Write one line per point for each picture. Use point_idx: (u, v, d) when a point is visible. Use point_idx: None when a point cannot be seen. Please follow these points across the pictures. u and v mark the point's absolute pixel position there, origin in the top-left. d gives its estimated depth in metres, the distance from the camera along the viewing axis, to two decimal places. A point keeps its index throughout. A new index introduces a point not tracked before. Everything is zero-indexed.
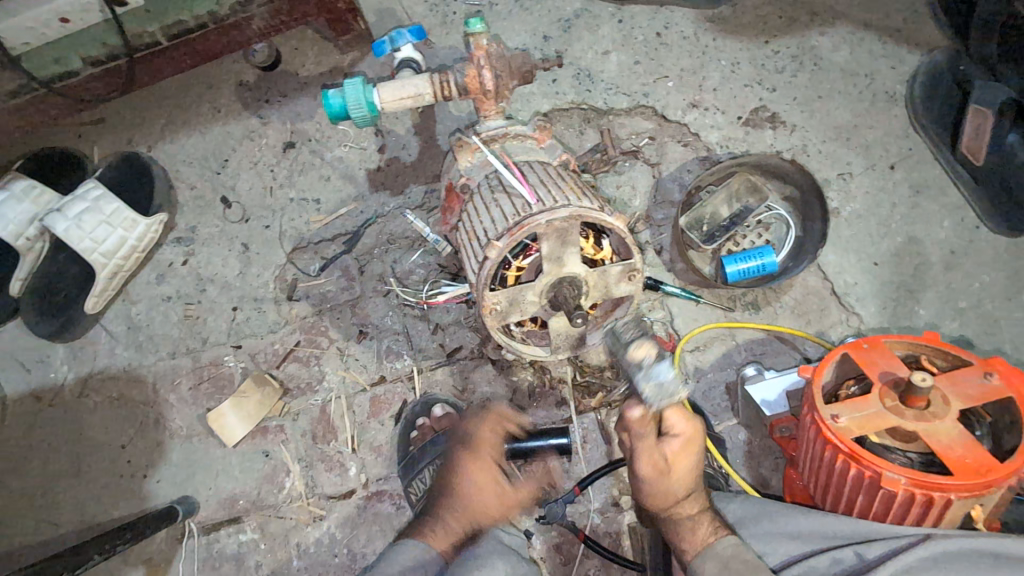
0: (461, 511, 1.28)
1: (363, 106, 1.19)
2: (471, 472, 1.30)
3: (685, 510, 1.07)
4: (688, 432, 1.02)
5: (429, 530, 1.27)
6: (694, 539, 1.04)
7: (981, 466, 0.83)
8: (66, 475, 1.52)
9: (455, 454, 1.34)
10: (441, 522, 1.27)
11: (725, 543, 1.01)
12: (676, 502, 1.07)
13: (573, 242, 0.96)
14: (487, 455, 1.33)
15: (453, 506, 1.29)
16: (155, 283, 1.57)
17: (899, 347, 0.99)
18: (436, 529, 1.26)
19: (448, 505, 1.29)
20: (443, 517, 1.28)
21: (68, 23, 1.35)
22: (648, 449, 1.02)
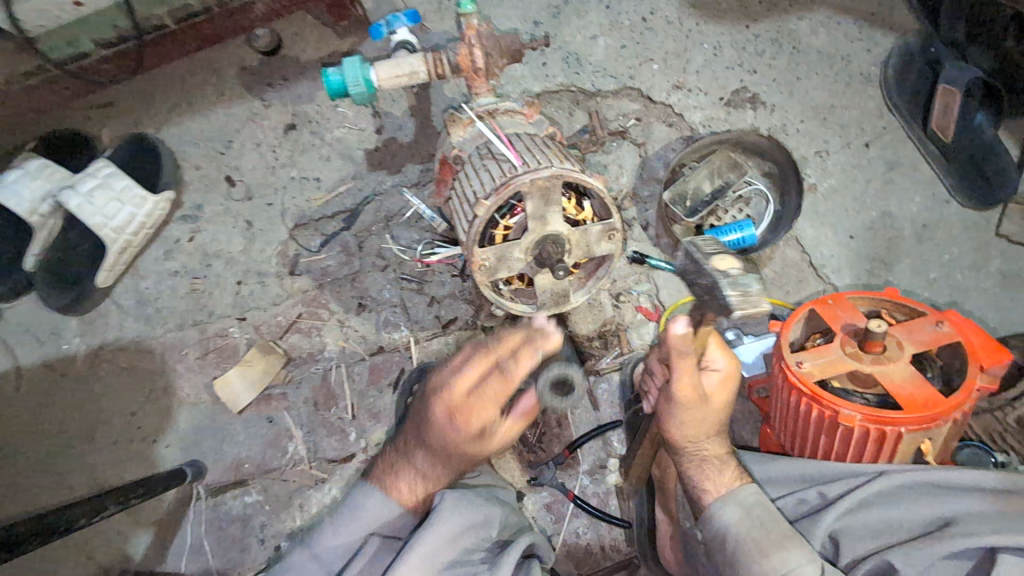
0: (434, 464, 1.04)
1: (360, 83, 1.26)
2: (432, 435, 1.01)
3: (711, 450, 1.05)
4: (728, 369, 1.06)
5: (388, 477, 1.04)
6: (720, 481, 1.01)
7: (928, 402, 0.91)
8: (79, 441, 1.59)
9: (415, 416, 1.06)
10: (404, 473, 1.04)
11: (749, 490, 0.98)
12: (704, 438, 1.05)
13: (555, 201, 1.06)
14: (444, 421, 1.00)
15: (426, 461, 1.04)
16: (163, 259, 1.64)
17: (861, 302, 1.07)
18: (401, 478, 1.03)
19: (416, 458, 1.04)
20: (404, 467, 1.04)
21: (80, 7, 1.45)
22: (687, 373, 1.00)
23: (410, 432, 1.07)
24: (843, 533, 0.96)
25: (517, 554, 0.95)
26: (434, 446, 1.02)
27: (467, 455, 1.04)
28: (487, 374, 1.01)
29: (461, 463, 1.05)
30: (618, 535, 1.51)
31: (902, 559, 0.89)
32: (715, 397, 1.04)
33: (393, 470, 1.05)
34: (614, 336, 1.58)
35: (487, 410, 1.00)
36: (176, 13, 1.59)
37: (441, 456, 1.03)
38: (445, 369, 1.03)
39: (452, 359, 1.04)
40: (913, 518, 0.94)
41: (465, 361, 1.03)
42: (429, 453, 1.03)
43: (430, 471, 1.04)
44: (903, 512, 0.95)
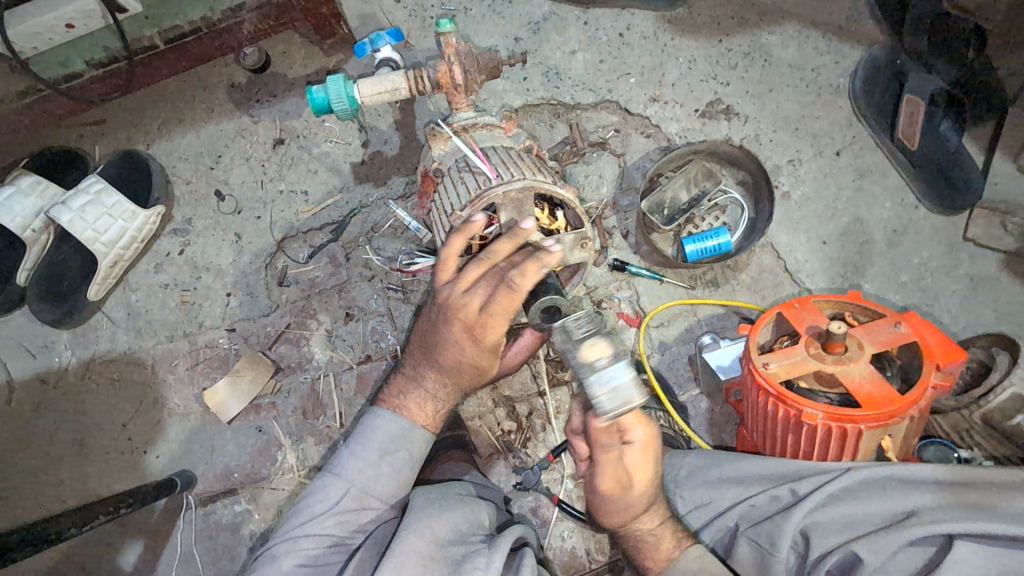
0: (447, 381, 1.20)
1: (344, 100, 1.30)
2: (445, 354, 1.16)
3: (644, 526, 1.09)
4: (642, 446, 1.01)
5: (401, 400, 1.22)
6: (658, 556, 1.07)
7: (886, 399, 0.95)
8: (70, 452, 1.61)
9: (424, 340, 1.20)
10: (416, 394, 1.22)
11: (688, 560, 1.05)
12: (634, 518, 1.08)
13: (527, 211, 1.15)
14: (461, 338, 1.12)
15: (435, 384, 1.21)
16: (154, 271, 1.68)
17: (826, 305, 1.11)
18: (414, 401, 1.21)
19: (428, 379, 1.21)
20: (413, 388, 1.22)
21: (72, 29, 1.43)
22: (608, 464, 1.02)
23: (418, 360, 1.23)
24: (814, 528, 1.00)
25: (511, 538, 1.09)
26: (446, 365, 1.18)
27: (479, 370, 1.18)
28: (495, 290, 1.06)
29: (471, 375, 1.19)
30: (602, 537, 1.53)
31: (867, 550, 0.93)
32: (641, 475, 1.03)
33: (406, 393, 1.22)
34: None
35: (500, 318, 1.07)
36: (166, 34, 1.54)
37: (454, 373, 1.18)
38: (449, 285, 1.13)
39: (455, 274, 1.12)
40: (878, 511, 0.98)
41: (476, 280, 1.10)
42: (439, 370, 1.19)
43: (440, 387, 1.21)
44: (869, 505, 0.98)
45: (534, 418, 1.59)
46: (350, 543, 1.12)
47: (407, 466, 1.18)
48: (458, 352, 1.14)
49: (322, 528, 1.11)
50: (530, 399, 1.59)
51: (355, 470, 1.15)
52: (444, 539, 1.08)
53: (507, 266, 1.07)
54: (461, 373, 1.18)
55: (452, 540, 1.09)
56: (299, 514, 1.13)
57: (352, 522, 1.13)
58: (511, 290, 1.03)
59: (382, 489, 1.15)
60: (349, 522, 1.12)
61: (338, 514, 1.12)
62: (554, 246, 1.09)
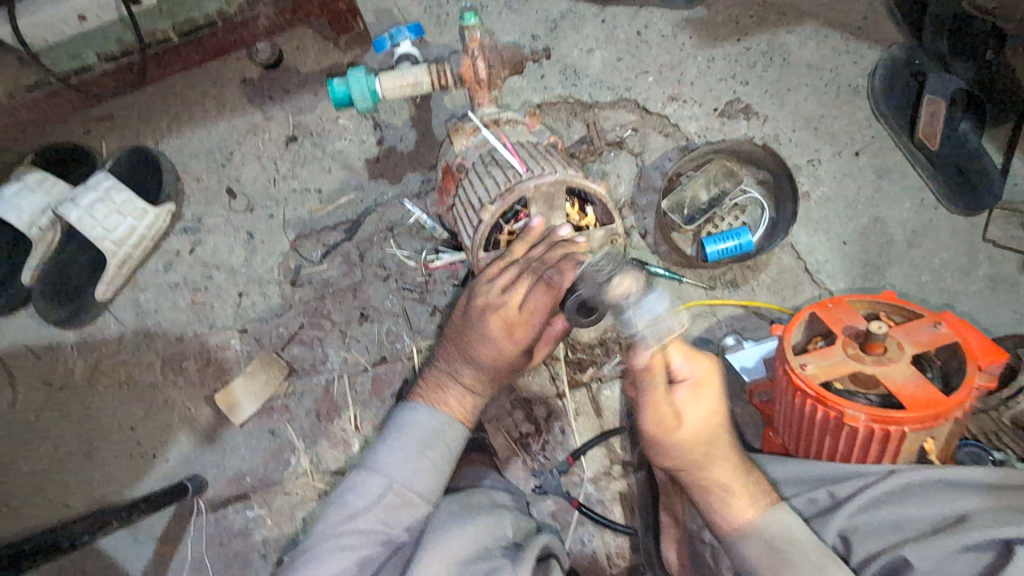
0: (484, 378, 1.20)
1: (366, 96, 1.29)
2: (482, 349, 1.15)
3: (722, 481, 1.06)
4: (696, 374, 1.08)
5: (436, 396, 1.19)
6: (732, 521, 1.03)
7: (930, 400, 0.94)
8: (76, 457, 1.56)
9: (462, 334, 1.19)
10: (452, 390, 1.19)
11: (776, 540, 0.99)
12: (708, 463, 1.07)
13: (558, 207, 1.14)
14: (499, 334, 1.12)
15: (471, 381, 1.20)
16: (163, 271, 1.64)
17: (860, 305, 1.10)
18: (446, 398, 1.19)
19: (465, 375, 1.20)
20: (446, 383, 1.20)
21: (84, 22, 1.41)
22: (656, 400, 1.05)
23: (455, 354, 1.21)
24: (855, 531, 0.99)
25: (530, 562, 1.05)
26: (484, 360, 1.16)
27: (514, 368, 1.20)
28: (535, 287, 1.07)
29: (509, 368, 1.19)
30: (622, 541, 1.51)
31: (916, 554, 0.92)
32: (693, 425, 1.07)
33: (442, 389, 1.20)
34: (615, 343, 1.59)
35: (540, 315, 1.09)
36: (180, 27, 1.51)
37: (490, 370, 1.18)
38: (487, 282, 1.14)
39: (493, 273, 1.13)
40: (925, 514, 0.97)
41: (513, 278, 1.11)
42: (478, 368, 1.18)
43: (475, 386, 1.20)
44: (912, 508, 0.98)
45: (553, 420, 1.56)
46: (392, 541, 1.08)
47: (442, 459, 1.14)
48: (499, 347, 1.13)
49: (361, 523, 1.07)
50: (549, 401, 1.57)
51: (392, 462, 1.11)
52: (466, 557, 1.05)
53: (542, 262, 1.09)
54: (498, 369, 1.18)
55: (474, 556, 1.06)
56: (336, 512, 1.09)
57: (393, 517, 1.09)
58: (553, 289, 1.06)
59: (419, 483, 1.11)
60: (391, 518, 1.09)
61: (376, 508, 1.08)
62: (581, 237, 1.12)
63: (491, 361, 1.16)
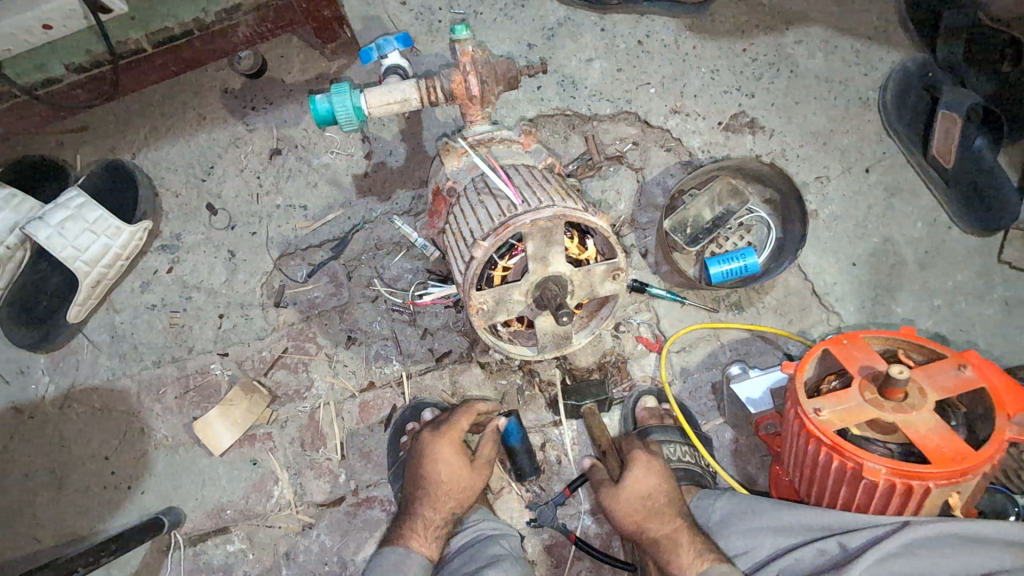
0: (442, 494, 1.31)
1: (350, 113, 1.21)
2: (433, 481, 1.31)
3: (659, 526, 1.13)
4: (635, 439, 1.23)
5: (415, 526, 1.30)
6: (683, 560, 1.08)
7: (956, 454, 0.86)
8: (46, 488, 1.49)
9: (419, 456, 1.33)
10: (409, 521, 1.30)
11: (716, 571, 1.04)
12: (647, 514, 1.14)
13: (558, 242, 0.94)
14: (441, 459, 1.31)
15: (433, 513, 1.31)
16: (140, 291, 1.56)
17: (877, 342, 1.03)
18: (421, 525, 1.30)
19: (426, 505, 1.31)
20: (412, 518, 1.30)
21: (50, 31, 1.24)
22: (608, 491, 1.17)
23: (416, 494, 1.32)
24: None
25: None
26: (437, 493, 1.31)
27: (458, 486, 1.32)
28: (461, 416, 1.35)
29: (459, 492, 1.32)
30: None
31: None
32: (647, 483, 1.16)
33: (417, 526, 1.30)
34: (614, 367, 1.53)
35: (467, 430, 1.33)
36: (154, 37, 1.33)
37: (446, 508, 1.32)
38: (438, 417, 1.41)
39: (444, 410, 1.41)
40: (937, 571, 0.91)
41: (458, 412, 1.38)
42: (427, 502, 1.31)
43: (439, 512, 1.31)
44: (931, 564, 0.91)
45: (548, 449, 1.50)
46: None
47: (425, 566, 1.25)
48: (446, 471, 1.31)
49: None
50: (545, 429, 1.51)
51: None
52: None
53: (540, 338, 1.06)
54: (444, 493, 1.31)
55: None
56: None
57: None
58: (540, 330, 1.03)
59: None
60: None
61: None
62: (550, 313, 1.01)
63: (440, 496, 1.31)
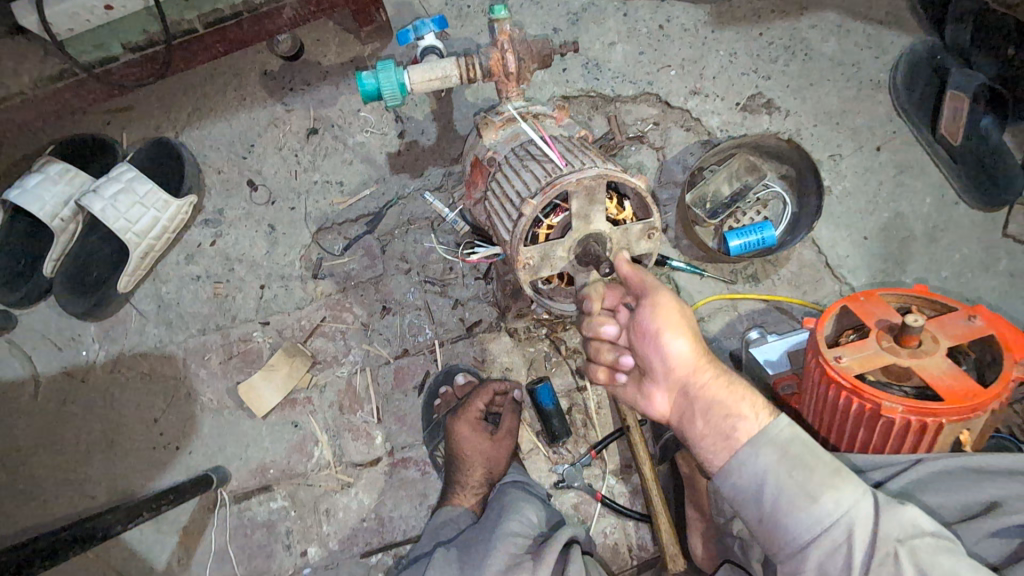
0: (473, 465, 1.44)
1: (395, 88, 1.28)
2: (465, 452, 1.44)
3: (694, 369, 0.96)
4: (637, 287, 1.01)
5: (459, 493, 1.42)
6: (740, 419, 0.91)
7: (967, 392, 0.94)
8: (98, 448, 1.57)
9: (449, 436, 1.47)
10: (455, 488, 1.44)
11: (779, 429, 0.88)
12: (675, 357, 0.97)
13: (600, 200, 1.01)
14: (467, 431, 1.44)
15: (471, 484, 1.43)
16: (185, 263, 1.63)
17: (891, 299, 1.10)
18: (463, 491, 1.42)
19: (463, 476, 1.43)
20: (460, 484, 1.43)
21: (112, 11, 1.32)
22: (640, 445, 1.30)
23: (453, 468, 1.46)
24: None
25: (552, 549, 1.16)
26: (469, 467, 1.44)
27: (487, 456, 1.44)
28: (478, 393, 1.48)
29: (491, 459, 1.44)
30: (643, 532, 1.53)
31: None
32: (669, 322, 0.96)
33: (460, 494, 1.42)
34: None
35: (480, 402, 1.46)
36: (207, 18, 1.40)
37: (481, 478, 1.43)
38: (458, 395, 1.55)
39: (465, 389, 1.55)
40: (951, 503, 0.94)
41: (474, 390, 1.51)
42: (465, 469, 1.43)
43: (482, 479, 1.43)
44: (943, 496, 0.94)
45: (574, 413, 1.57)
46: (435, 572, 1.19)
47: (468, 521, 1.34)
48: (475, 442, 1.44)
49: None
50: (571, 394, 1.58)
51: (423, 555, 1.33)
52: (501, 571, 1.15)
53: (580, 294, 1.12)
54: (476, 465, 1.43)
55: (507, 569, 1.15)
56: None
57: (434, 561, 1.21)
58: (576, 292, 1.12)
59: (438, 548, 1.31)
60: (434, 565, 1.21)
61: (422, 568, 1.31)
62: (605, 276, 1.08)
63: (479, 466, 1.43)
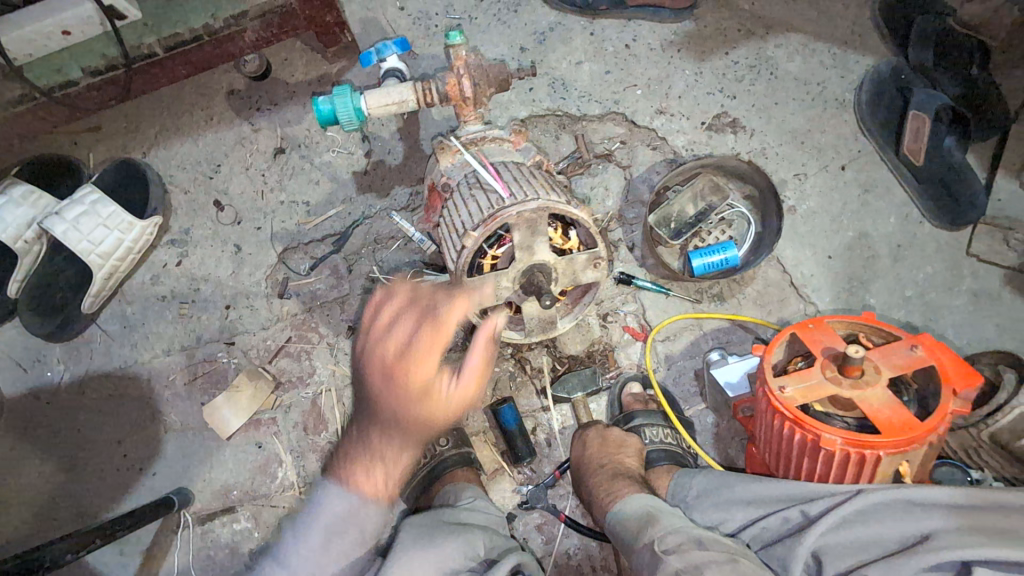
0: (398, 455, 1.17)
1: (351, 113, 1.28)
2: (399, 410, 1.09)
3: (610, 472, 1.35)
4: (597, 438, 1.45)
5: (365, 479, 1.16)
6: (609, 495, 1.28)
7: (904, 425, 0.94)
8: (62, 469, 1.57)
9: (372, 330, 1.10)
10: (367, 474, 1.16)
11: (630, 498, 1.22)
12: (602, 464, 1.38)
13: (541, 232, 1.06)
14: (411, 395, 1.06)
15: (394, 432, 1.14)
16: (150, 283, 1.64)
17: (840, 326, 1.11)
18: (373, 477, 1.16)
19: (382, 442, 1.16)
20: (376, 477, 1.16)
21: (70, 35, 1.36)
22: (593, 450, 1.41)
23: (372, 412, 1.15)
24: (826, 550, 0.99)
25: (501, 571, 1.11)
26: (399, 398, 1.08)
27: (426, 407, 1.08)
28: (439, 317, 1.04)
29: (426, 422, 1.11)
30: (607, 553, 1.53)
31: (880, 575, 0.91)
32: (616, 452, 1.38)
33: (375, 422, 1.16)
34: (602, 355, 1.61)
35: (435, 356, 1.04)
36: (166, 42, 1.39)
37: (407, 403, 1.08)
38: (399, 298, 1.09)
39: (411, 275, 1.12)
40: (889, 535, 0.97)
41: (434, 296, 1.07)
42: (394, 417, 1.12)
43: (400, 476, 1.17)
44: (881, 528, 0.97)
45: (539, 433, 1.58)
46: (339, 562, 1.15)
47: (380, 519, 1.19)
48: (416, 412, 1.08)
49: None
50: (536, 414, 1.58)
51: (312, 556, 1.15)
52: None
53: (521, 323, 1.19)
54: (408, 414, 1.09)
55: None
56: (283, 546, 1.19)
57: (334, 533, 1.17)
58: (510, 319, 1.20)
59: (338, 549, 1.17)
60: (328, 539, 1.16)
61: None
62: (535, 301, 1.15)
63: (408, 431, 1.12)
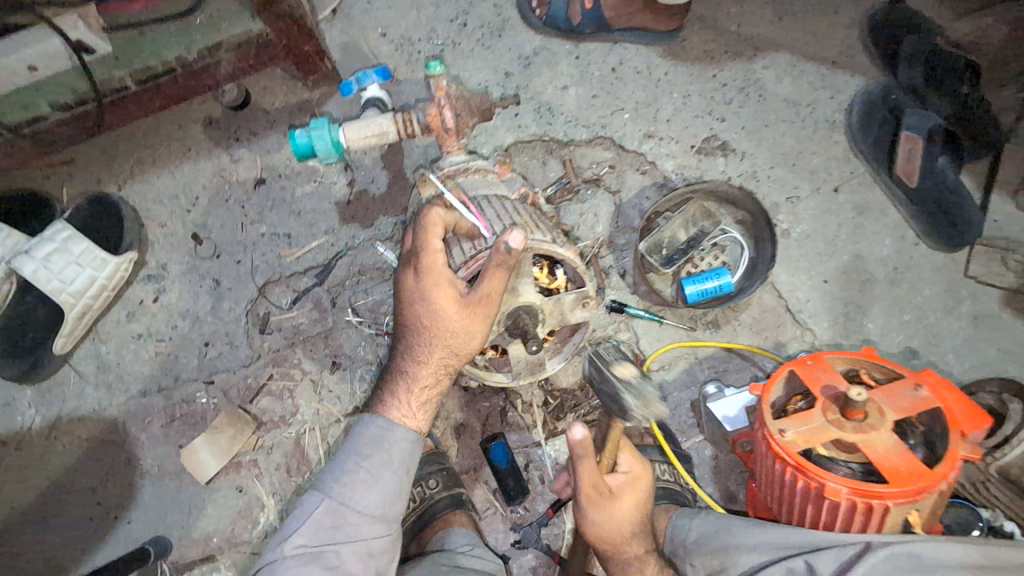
0: (426, 377, 1.15)
1: (329, 145, 1.24)
2: (424, 309, 1.09)
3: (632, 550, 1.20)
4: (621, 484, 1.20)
5: (398, 406, 1.15)
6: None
7: (912, 472, 0.92)
8: (32, 519, 1.49)
9: (416, 252, 1.09)
10: (398, 391, 1.16)
11: None
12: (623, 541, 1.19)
13: (526, 272, 1.10)
14: (435, 294, 1.07)
15: (425, 348, 1.13)
16: (126, 321, 1.58)
17: (840, 362, 1.07)
18: (404, 400, 1.15)
19: (412, 369, 1.15)
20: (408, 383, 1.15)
21: (35, 72, 1.28)
22: (589, 469, 1.13)
23: (405, 347, 1.16)
24: None
25: None
26: (429, 298, 1.08)
27: (452, 326, 1.08)
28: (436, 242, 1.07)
29: (457, 329, 1.08)
30: None
31: None
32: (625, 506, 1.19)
33: (405, 320, 1.14)
34: (594, 385, 1.53)
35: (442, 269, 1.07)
36: (138, 75, 1.36)
37: (441, 315, 1.07)
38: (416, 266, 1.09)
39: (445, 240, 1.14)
40: None
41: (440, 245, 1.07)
42: (425, 327, 1.11)
43: (435, 352, 1.12)
44: None
45: (531, 470, 1.52)
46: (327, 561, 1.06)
47: (401, 479, 1.14)
48: (447, 319, 1.07)
49: (313, 570, 1.05)
50: (528, 450, 1.53)
51: (345, 480, 1.11)
52: None
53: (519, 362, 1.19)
54: (438, 324, 1.09)
55: None
56: (279, 532, 1.12)
57: (328, 535, 1.08)
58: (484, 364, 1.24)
59: (365, 500, 1.10)
60: (322, 535, 1.08)
61: (335, 540, 1.08)
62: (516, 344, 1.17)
63: (444, 341, 1.10)
